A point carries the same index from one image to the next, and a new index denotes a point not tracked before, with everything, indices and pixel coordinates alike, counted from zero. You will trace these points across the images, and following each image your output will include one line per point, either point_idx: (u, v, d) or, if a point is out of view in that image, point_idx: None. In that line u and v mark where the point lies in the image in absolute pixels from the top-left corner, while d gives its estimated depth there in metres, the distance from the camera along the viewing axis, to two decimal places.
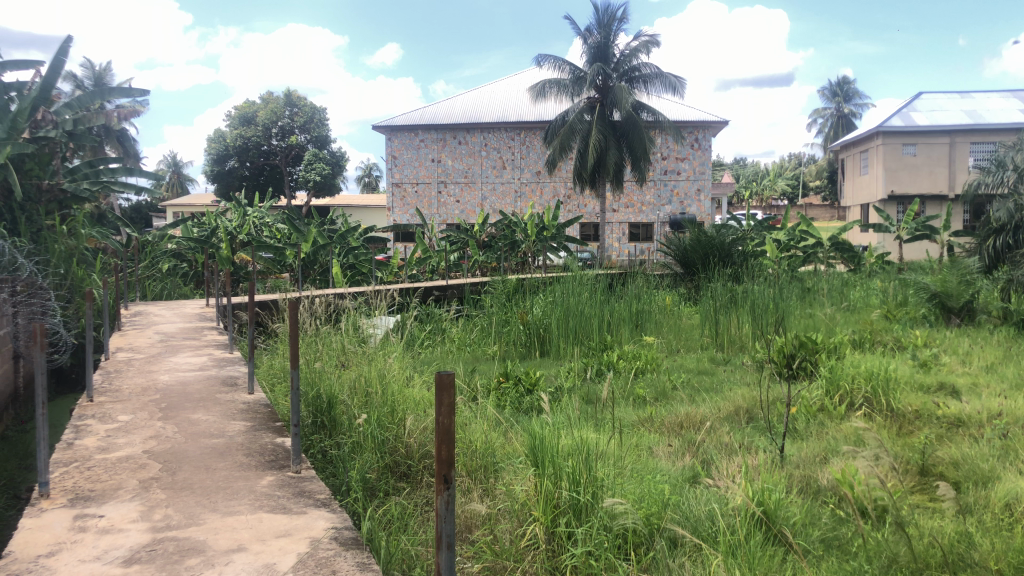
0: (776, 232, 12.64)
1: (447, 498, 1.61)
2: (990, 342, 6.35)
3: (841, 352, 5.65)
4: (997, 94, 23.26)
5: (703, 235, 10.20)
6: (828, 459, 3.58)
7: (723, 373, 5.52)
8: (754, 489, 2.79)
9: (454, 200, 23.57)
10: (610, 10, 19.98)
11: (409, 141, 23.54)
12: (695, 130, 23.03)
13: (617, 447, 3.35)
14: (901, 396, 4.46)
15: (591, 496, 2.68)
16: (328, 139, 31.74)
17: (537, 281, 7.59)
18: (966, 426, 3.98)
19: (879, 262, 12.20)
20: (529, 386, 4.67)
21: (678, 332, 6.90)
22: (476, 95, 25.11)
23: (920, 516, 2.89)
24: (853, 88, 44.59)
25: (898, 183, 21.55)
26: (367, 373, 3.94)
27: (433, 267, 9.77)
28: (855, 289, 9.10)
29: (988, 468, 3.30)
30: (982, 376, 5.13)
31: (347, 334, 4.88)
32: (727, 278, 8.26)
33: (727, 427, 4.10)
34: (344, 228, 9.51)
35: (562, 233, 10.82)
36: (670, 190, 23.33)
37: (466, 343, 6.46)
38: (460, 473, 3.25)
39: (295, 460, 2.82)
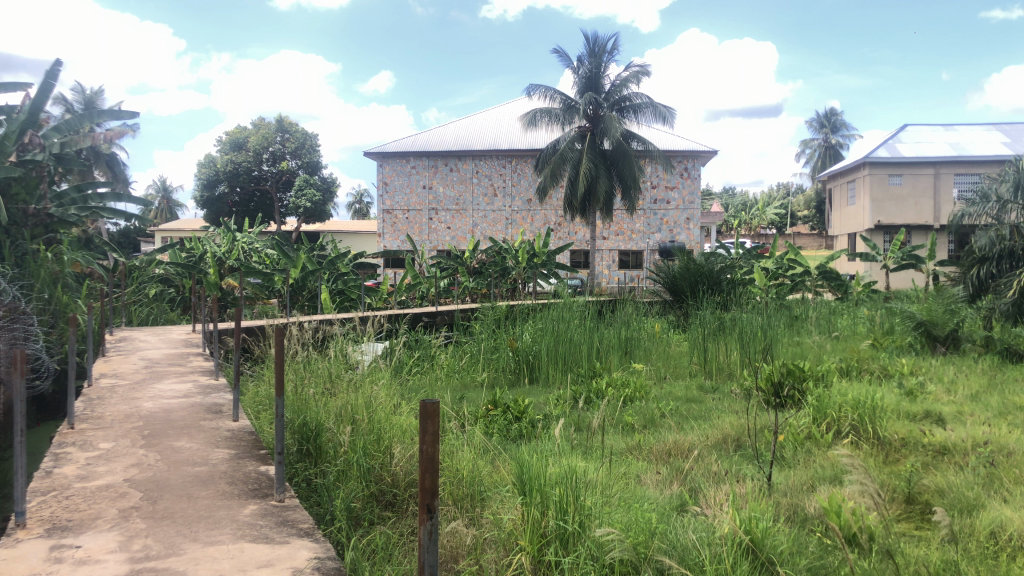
0: (764, 260, 12.78)
1: (430, 528, 1.60)
2: (975, 370, 6.39)
3: (829, 381, 5.66)
4: (980, 126, 23.61)
5: (692, 263, 10.24)
6: (815, 487, 3.58)
7: (711, 401, 5.50)
8: (742, 518, 2.78)
9: (444, 226, 23.63)
10: (599, 41, 20.15)
11: (400, 167, 23.62)
12: (684, 159, 23.25)
13: (605, 475, 3.34)
14: (888, 425, 4.46)
15: (578, 524, 2.67)
16: (318, 165, 31.85)
17: (526, 308, 7.58)
18: (952, 454, 3.99)
19: (866, 290, 12.26)
20: (517, 414, 4.65)
21: (667, 359, 6.92)
22: (467, 122, 25.27)
23: (906, 544, 2.89)
24: (840, 119, 45.16)
25: (885, 213, 21.74)
26: (354, 400, 3.90)
27: (423, 293, 9.77)
28: (842, 317, 9.15)
29: (974, 496, 3.29)
30: (968, 405, 5.15)
31: (335, 361, 4.86)
32: (714, 306, 8.27)
33: (715, 455, 4.09)
34: (334, 253, 9.50)
35: (551, 260, 10.94)
36: (660, 218, 23.46)
37: (455, 370, 6.43)
38: (446, 502, 3.22)
39: (279, 489, 2.80)
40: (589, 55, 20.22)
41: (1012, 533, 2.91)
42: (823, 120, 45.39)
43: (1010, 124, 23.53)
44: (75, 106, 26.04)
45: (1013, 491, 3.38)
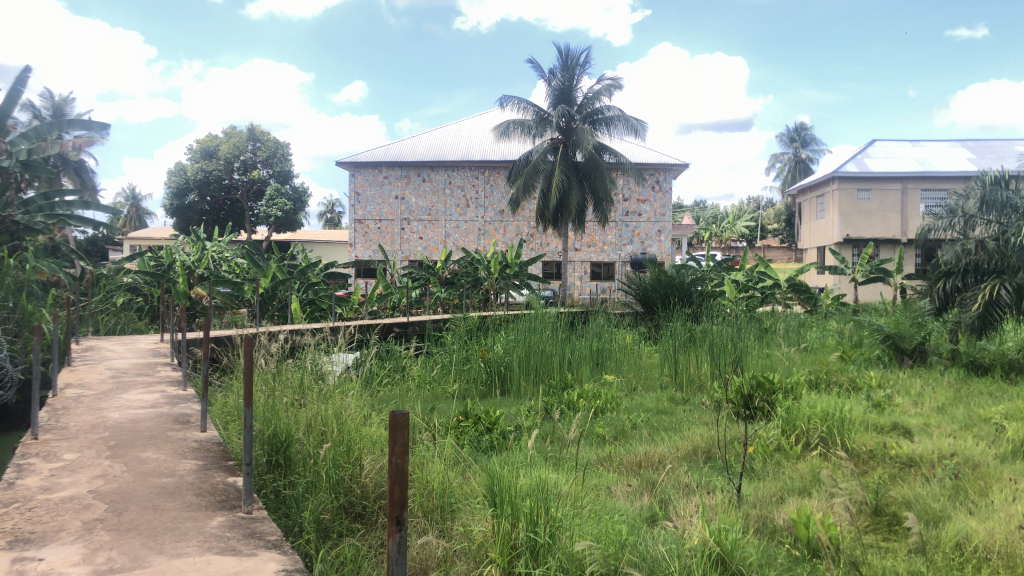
0: (734, 273, 12.91)
1: (399, 540, 1.60)
2: (940, 383, 6.50)
3: (798, 393, 5.72)
4: (945, 143, 24.09)
5: (663, 275, 10.33)
6: (783, 499, 3.61)
7: (681, 413, 5.54)
8: (711, 530, 2.80)
9: (417, 237, 23.60)
10: (574, 54, 20.23)
11: (373, 177, 23.56)
12: (656, 172, 23.44)
13: (577, 486, 3.35)
14: (856, 436, 4.51)
15: (549, 536, 2.68)
16: (290, 174, 31.71)
17: (498, 319, 7.58)
18: (918, 465, 4.05)
19: (834, 304, 12.41)
20: (489, 425, 4.65)
21: (638, 371, 6.96)
22: (440, 133, 25.30)
23: (873, 556, 2.92)
24: (809, 134, 45.82)
25: (853, 228, 22.06)
26: (325, 412, 3.88)
27: (395, 303, 9.75)
28: (811, 329, 9.27)
29: (938, 508, 3.35)
30: (933, 417, 5.23)
31: (305, 371, 4.82)
32: (685, 318, 8.33)
33: (686, 467, 4.12)
34: (306, 262, 9.45)
35: (524, 271, 10.94)
36: (632, 230, 23.61)
37: (427, 381, 6.40)
38: (417, 514, 3.21)
39: (247, 500, 2.77)
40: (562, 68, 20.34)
41: (976, 543, 2.97)
42: (794, 134, 45.99)
43: (974, 142, 24.03)
44: (43, 112, 25.68)
45: (977, 503, 3.44)
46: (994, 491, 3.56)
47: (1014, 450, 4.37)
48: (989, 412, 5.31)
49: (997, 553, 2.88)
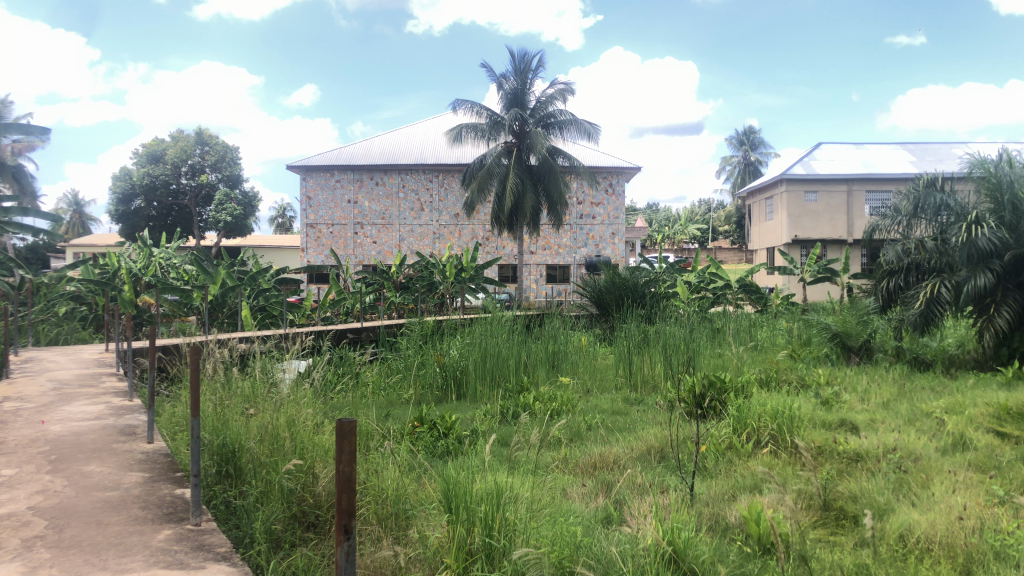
0: (686, 274, 13.05)
1: (347, 550, 1.60)
2: (886, 379, 6.67)
3: (749, 391, 5.80)
4: (887, 145, 24.74)
5: (617, 277, 10.43)
6: (736, 496, 3.67)
7: (636, 413, 5.60)
8: (664, 528, 2.82)
9: (370, 241, 23.44)
10: (527, 58, 20.41)
11: (324, 181, 23.35)
12: (609, 175, 23.68)
13: (532, 489, 3.35)
14: (805, 434, 4.59)
15: (504, 540, 2.68)
16: (240, 178, 31.29)
17: (453, 323, 7.55)
18: (865, 460, 4.14)
19: (784, 303, 12.61)
20: (444, 430, 4.62)
21: (593, 372, 7.01)
22: (392, 136, 25.17)
23: (822, 550, 2.98)
24: (757, 137, 46.64)
25: (801, 228, 22.50)
26: (276, 421, 3.81)
27: (347, 308, 9.63)
28: (762, 329, 9.43)
29: (885, 501, 3.44)
30: (880, 413, 5.36)
31: (256, 380, 4.73)
32: (640, 320, 8.42)
33: (641, 467, 4.16)
34: (256, 269, 9.32)
35: (479, 274, 10.95)
36: (586, 233, 23.78)
37: (382, 387, 6.31)
38: (370, 521, 3.16)
39: (195, 512, 2.71)
40: (514, 71, 20.39)
41: (919, 535, 3.04)
42: (743, 137, 46.71)
43: (915, 144, 24.71)
44: None
45: (921, 496, 3.54)
46: (935, 482, 3.66)
47: (955, 442, 4.50)
48: (931, 406, 5.47)
49: (940, 543, 2.96)
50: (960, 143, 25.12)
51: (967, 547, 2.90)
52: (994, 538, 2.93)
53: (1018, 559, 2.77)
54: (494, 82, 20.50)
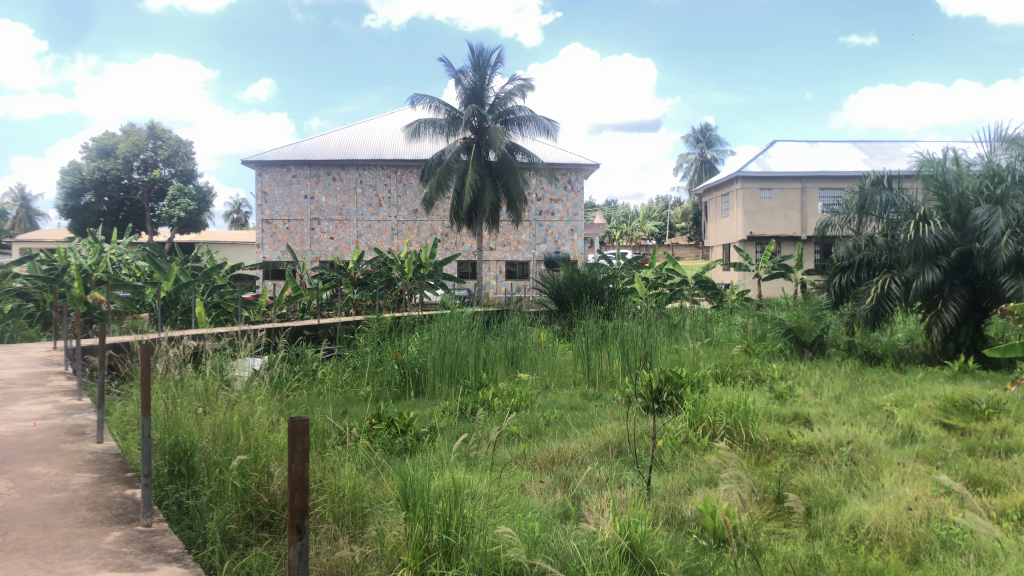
0: (643, 271, 13.21)
1: (300, 550, 1.61)
2: (838, 373, 6.81)
3: (705, 386, 5.87)
4: (840, 143, 25.21)
5: (576, 273, 10.47)
6: (691, 490, 3.71)
7: (594, 409, 5.63)
8: (621, 522, 2.85)
9: (326, 237, 23.23)
10: (485, 54, 20.38)
11: (280, 176, 23.08)
12: (568, 172, 23.79)
13: (489, 485, 3.35)
14: (760, 427, 4.67)
15: (462, 536, 2.68)
16: (194, 173, 30.78)
17: (411, 319, 7.53)
18: (818, 453, 4.21)
19: (740, 299, 12.78)
20: (402, 428, 4.60)
21: (552, 368, 7.05)
22: (350, 131, 24.96)
23: (775, 542, 3.02)
24: (713, 134, 47.17)
25: (756, 225, 22.82)
26: (229, 420, 3.75)
27: (304, 305, 9.51)
28: (718, 324, 9.55)
29: (836, 493, 3.50)
30: (832, 406, 5.47)
31: (209, 378, 4.65)
32: (598, 316, 8.48)
33: (598, 462, 4.18)
34: (209, 265, 9.17)
35: (439, 270, 10.90)
36: (545, 230, 23.85)
37: (339, 383, 6.23)
38: (327, 520, 3.13)
39: (146, 513, 2.67)
40: (472, 67, 20.34)
41: (868, 525, 3.11)
42: (698, 135, 47.27)
43: (866, 142, 25.21)
44: None
45: (871, 487, 3.62)
46: (884, 474, 3.75)
47: (904, 435, 4.61)
48: (881, 400, 5.59)
49: (888, 533, 3.03)
50: (910, 142, 25.69)
51: (915, 536, 2.98)
52: (940, 528, 3.02)
53: (963, 549, 2.85)
54: (452, 78, 20.42)
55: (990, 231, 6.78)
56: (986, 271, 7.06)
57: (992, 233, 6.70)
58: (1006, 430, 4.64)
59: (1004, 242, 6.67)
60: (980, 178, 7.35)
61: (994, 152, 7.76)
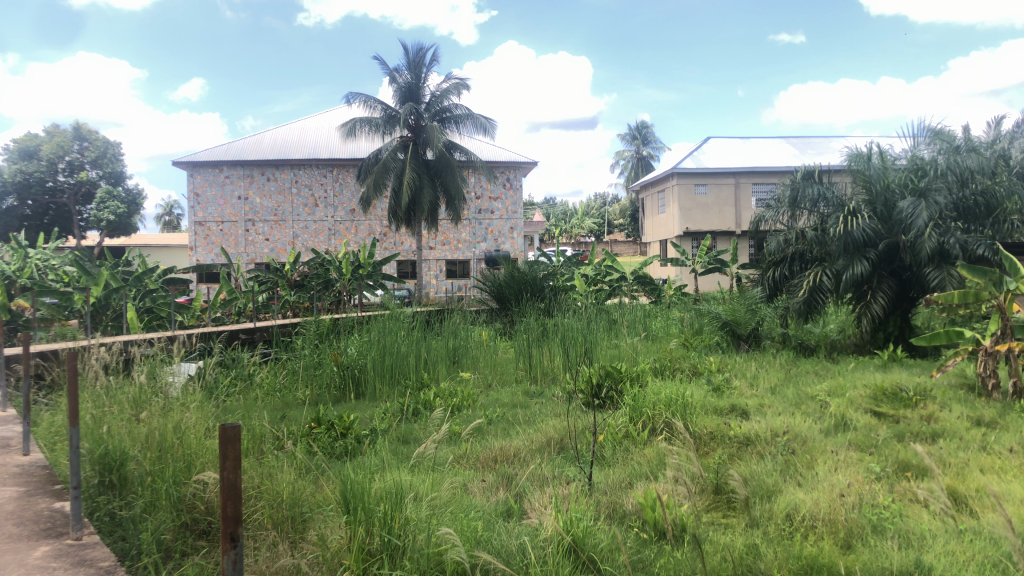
0: (583, 268, 13.36)
1: (235, 558, 1.59)
2: (773, 365, 6.96)
3: (644, 380, 5.96)
4: (771, 139, 25.82)
5: (516, 271, 10.50)
6: (632, 484, 3.76)
7: (536, 406, 5.66)
8: (564, 518, 2.86)
9: (262, 238, 22.84)
10: (422, 52, 20.27)
11: (213, 177, 22.64)
12: (506, 170, 23.85)
13: (431, 486, 3.33)
14: (698, 419, 4.75)
15: (402, 538, 2.67)
16: (122, 174, 29.97)
17: (351, 320, 7.44)
18: (755, 443, 4.31)
19: (677, 293, 12.99)
20: (342, 431, 4.53)
21: (494, 367, 7.08)
22: (284, 130, 24.58)
23: (715, 533, 3.07)
24: (650, 132, 47.80)
25: (692, 221, 23.22)
26: (162, 427, 3.65)
27: (239, 308, 9.28)
28: (655, 319, 9.68)
29: (772, 483, 3.58)
30: (767, 397, 5.59)
31: (143, 385, 4.51)
32: (539, 313, 8.54)
33: (540, 459, 4.21)
34: (141, 269, 8.95)
35: (378, 270, 10.82)
36: (484, 228, 23.87)
37: (276, 387, 6.11)
38: (266, 527, 3.07)
39: (76, 526, 2.58)
40: (407, 65, 20.20)
41: (803, 513, 3.18)
42: (634, 132, 47.92)
43: (797, 138, 25.87)
44: None
45: (806, 475, 3.72)
46: (818, 462, 3.85)
47: (837, 423, 4.74)
48: (815, 390, 5.74)
49: (822, 520, 3.11)
50: (838, 139, 26.46)
51: (848, 522, 3.06)
52: (871, 513, 3.12)
53: (891, 531, 2.96)
54: (387, 76, 20.22)
55: (914, 223, 7.02)
56: (912, 262, 7.32)
57: (917, 226, 6.95)
58: (932, 416, 4.82)
59: (927, 234, 6.93)
60: (905, 172, 7.60)
61: (918, 147, 8.03)
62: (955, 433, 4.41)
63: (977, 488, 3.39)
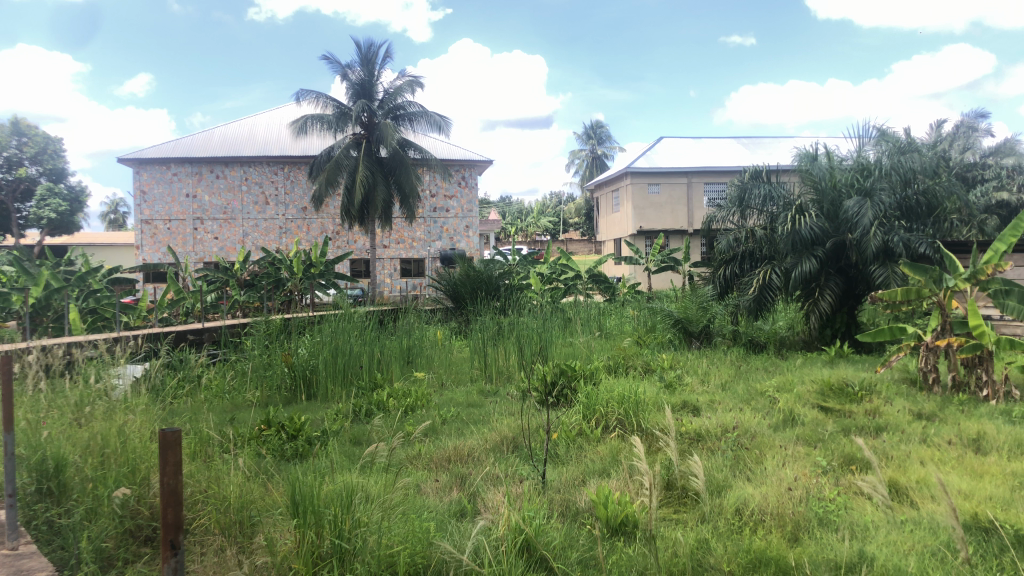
0: (538, 266, 13.38)
1: (172, 565, 1.61)
2: (724, 362, 7.06)
3: (598, 378, 6.00)
4: (722, 140, 26.19)
5: (471, 270, 10.48)
6: (585, 481, 3.77)
7: (490, 405, 5.65)
8: (516, 517, 2.86)
9: (211, 237, 22.44)
10: (374, 48, 20.12)
11: (160, 175, 22.19)
12: (461, 168, 23.82)
13: (384, 487, 3.31)
14: (650, 416, 4.79)
15: (352, 541, 2.64)
16: (63, 171, 29.08)
17: (301, 320, 7.35)
18: (705, 440, 4.36)
19: (631, 291, 13.09)
20: (293, 432, 4.46)
21: (448, 366, 7.06)
22: (234, 127, 24.17)
23: (666, 529, 3.10)
24: (604, 132, 48.18)
25: (645, 220, 23.44)
26: (105, 432, 3.55)
27: (187, 308, 9.10)
28: (609, 317, 9.72)
29: (722, 478, 3.63)
30: (718, 394, 5.66)
31: (85, 388, 4.40)
32: (494, 311, 8.50)
33: (495, 458, 4.20)
34: (84, 268, 8.74)
35: (330, 269, 10.73)
36: (439, 227, 23.77)
37: (225, 389, 5.98)
38: (213, 532, 3.01)
39: (10, 536, 2.50)
40: (360, 62, 20.04)
41: (752, 507, 3.22)
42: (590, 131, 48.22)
43: (748, 138, 26.30)
44: None
45: (755, 470, 3.77)
46: (767, 458, 3.91)
47: (786, 419, 4.83)
48: (764, 386, 5.83)
49: (770, 514, 3.15)
50: (787, 139, 26.99)
51: (796, 515, 3.12)
52: (818, 506, 3.19)
53: (837, 524, 3.02)
54: (339, 72, 20.02)
55: (860, 222, 7.17)
56: (858, 261, 7.48)
57: (862, 225, 7.10)
58: (877, 411, 4.92)
59: (872, 233, 7.08)
60: (851, 172, 7.76)
61: (863, 148, 8.21)
62: (898, 427, 4.52)
63: (918, 479, 3.48)
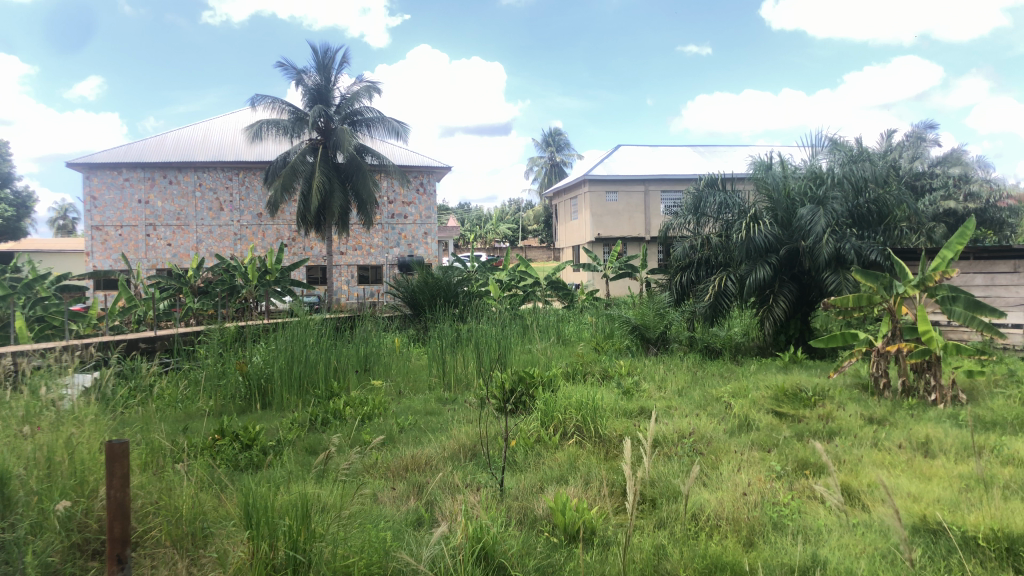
0: (497, 272, 13.36)
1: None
2: (680, 368, 7.12)
3: (556, 385, 6.01)
4: (679, 148, 26.52)
5: (429, 277, 10.44)
6: (543, 488, 3.77)
7: (448, 412, 5.63)
8: (473, 525, 2.84)
9: (163, 243, 22.04)
10: (330, 53, 19.96)
11: (110, 180, 21.75)
12: (419, 174, 23.75)
13: (340, 496, 3.27)
14: (607, 423, 4.81)
15: (308, 551, 2.60)
16: (10, 176, 28.32)
17: (256, 328, 7.24)
18: (662, 445, 4.39)
19: (588, 298, 13.15)
20: (247, 442, 4.40)
21: (406, 374, 7.02)
22: (187, 132, 23.77)
23: (623, 535, 3.11)
24: (563, 139, 48.49)
25: (603, 227, 23.62)
26: (51, 441, 3.45)
27: (139, 316, 8.93)
28: (567, 324, 9.76)
29: (678, 484, 3.66)
30: (674, 400, 5.71)
31: (30, 399, 4.28)
32: (452, 319, 8.47)
33: (453, 466, 4.18)
34: (31, 276, 8.52)
35: (286, 276, 10.59)
36: (397, 233, 23.65)
37: (178, 398, 5.87)
38: (164, 544, 2.94)
39: None
40: (317, 67, 19.87)
41: (708, 513, 3.25)
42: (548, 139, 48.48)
43: (704, 147, 26.69)
44: None
45: (711, 475, 3.81)
46: (723, 463, 3.95)
47: (741, 424, 4.89)
48: (719, 392, 5.90)
49: (726, 519, 3.18)
50: (742, 148, 27.44)
51: (750, 520, 3.15)
52: (772, 511, 3.23)
53: (791, 528, 3.06)
54: (295, 77, 19.82)
55: (813, 230, 7.30)
56: (810, 267, 7.61)
57: (815, 232, 7.23)
58: (830, 415, 5.01)
59: (825, 240, 7.23)
60: (804, 181, 7.91)
61: (816, 156, 8.37)
62: (850, 431, 4.60)
63: (869, 483, 3.55)
